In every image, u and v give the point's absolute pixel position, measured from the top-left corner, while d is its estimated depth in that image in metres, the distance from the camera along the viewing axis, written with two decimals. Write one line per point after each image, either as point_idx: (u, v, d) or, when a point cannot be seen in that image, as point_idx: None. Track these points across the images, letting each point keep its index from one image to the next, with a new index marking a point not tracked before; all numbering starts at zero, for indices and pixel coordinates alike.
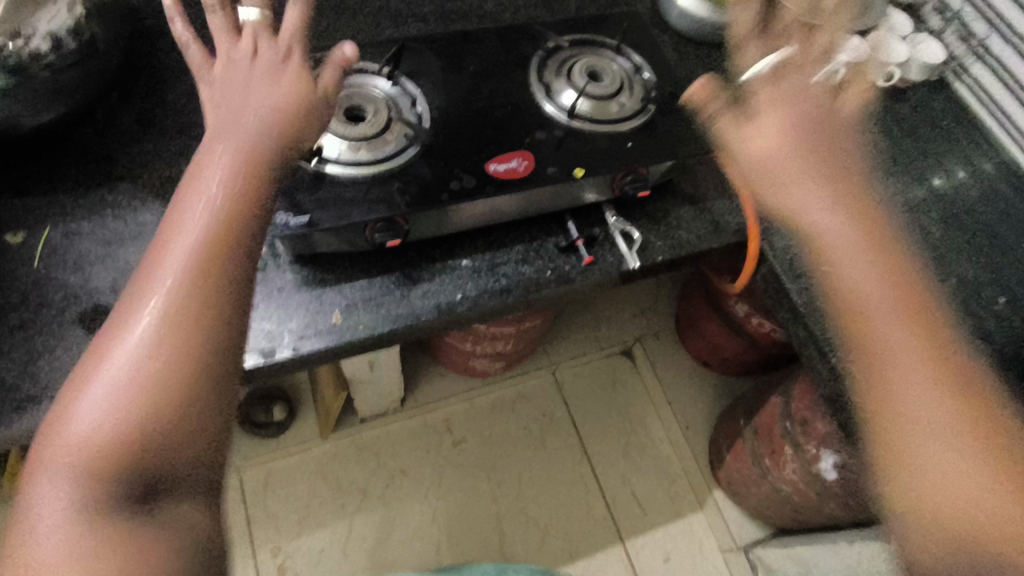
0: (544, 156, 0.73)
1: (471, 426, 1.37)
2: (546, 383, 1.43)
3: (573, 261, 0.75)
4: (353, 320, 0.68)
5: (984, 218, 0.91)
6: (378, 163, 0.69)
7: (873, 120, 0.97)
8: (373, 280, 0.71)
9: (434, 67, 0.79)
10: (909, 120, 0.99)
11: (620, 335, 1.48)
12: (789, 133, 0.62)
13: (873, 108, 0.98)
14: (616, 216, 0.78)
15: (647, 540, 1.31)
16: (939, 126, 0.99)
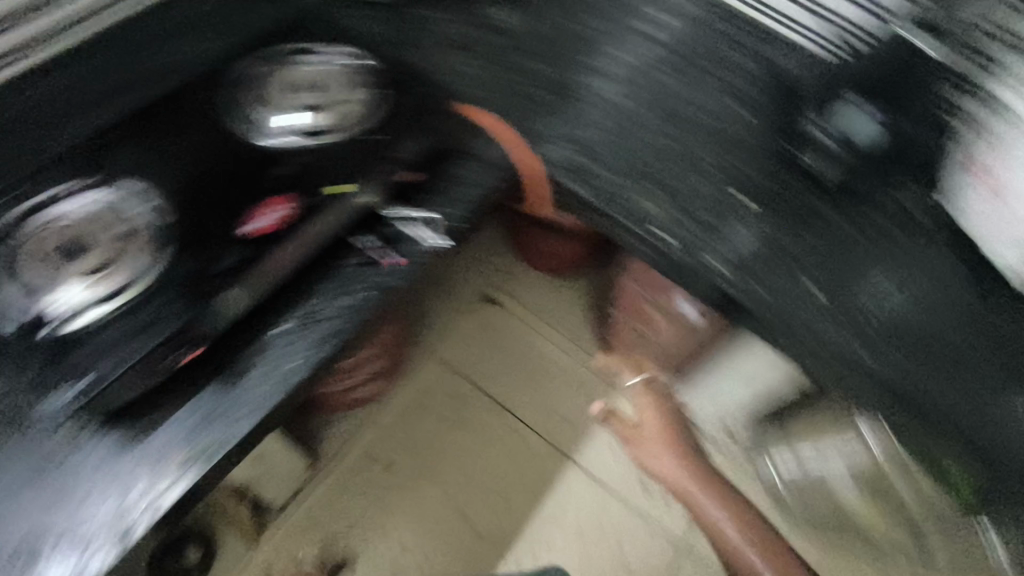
0: (303, 189, 0.72)
1: (383, 452, 1.15)
2: (438, 370, 1.21)
3: (385, 269, 0.70)
4: (202, 446, 0.59)
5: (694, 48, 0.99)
6: (125, 289, 0.64)
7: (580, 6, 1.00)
8: (194, 399, 0.61)
9: (141, 154, 0.73)
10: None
11: (483, 279, 1.27)
12: (664, 457, 1.10)
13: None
14: (398, 210, 0.73)
15: (593, 450, 1.25)
16: None
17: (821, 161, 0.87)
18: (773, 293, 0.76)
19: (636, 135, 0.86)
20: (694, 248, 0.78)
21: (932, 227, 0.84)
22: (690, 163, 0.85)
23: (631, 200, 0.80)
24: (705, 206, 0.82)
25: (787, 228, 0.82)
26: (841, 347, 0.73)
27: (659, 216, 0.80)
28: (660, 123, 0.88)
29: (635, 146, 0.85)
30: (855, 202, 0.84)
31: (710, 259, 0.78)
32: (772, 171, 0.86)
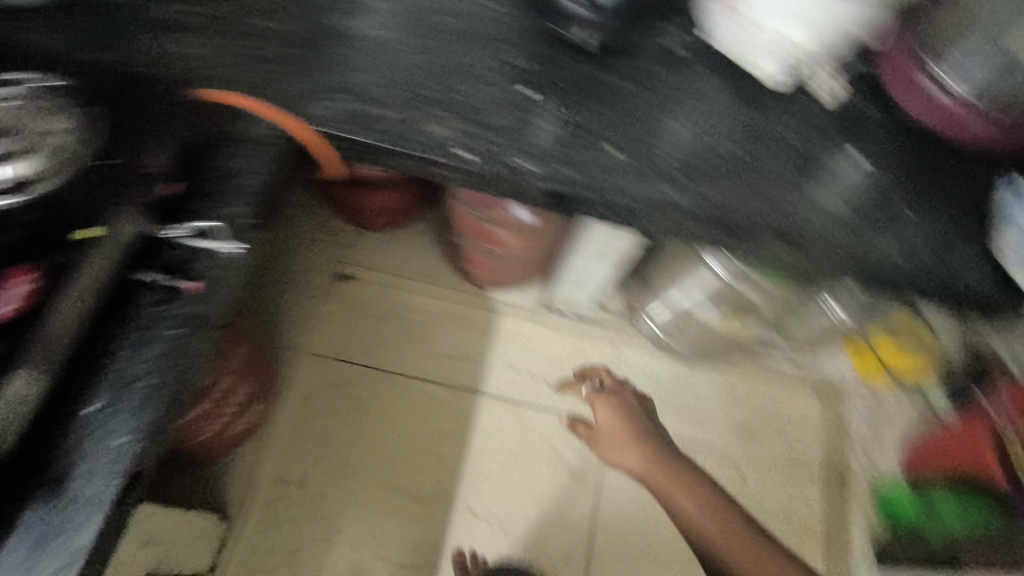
0: (43, 250, 0.59)
1: (309, 431, 1.33)
2: (310, 367, 1.37)
3: (185, 298, 0.63)
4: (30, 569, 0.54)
5: None
6: None
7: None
8: (34, 519, 0.55)
9: None
10: None
11: (322, 267, 1.43)
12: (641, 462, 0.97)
13: None
14: (176, 227, 0.66)
15: (499, 380, 1.41)
16: None
17: (555, 69, 0.80)
18: (596, 190, 0.74)
19: (414, 55, 0.78)
20: (505, 151, 0.74)
21: (734, 165, 0.77)
22: (474, 77, 0.78)
23: (425, 129, 0.73)
24: (504, 126, 0.75)
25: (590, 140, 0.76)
26: (681, 207, 0.74)
27: (449, 134, 0.74)
28: (424, 40, 0.79)
29: (417, 64, 0.77)
30: (637, 97, 0.80)
31: (526, 165, 0.73)
32: (531, 72, 0.79)
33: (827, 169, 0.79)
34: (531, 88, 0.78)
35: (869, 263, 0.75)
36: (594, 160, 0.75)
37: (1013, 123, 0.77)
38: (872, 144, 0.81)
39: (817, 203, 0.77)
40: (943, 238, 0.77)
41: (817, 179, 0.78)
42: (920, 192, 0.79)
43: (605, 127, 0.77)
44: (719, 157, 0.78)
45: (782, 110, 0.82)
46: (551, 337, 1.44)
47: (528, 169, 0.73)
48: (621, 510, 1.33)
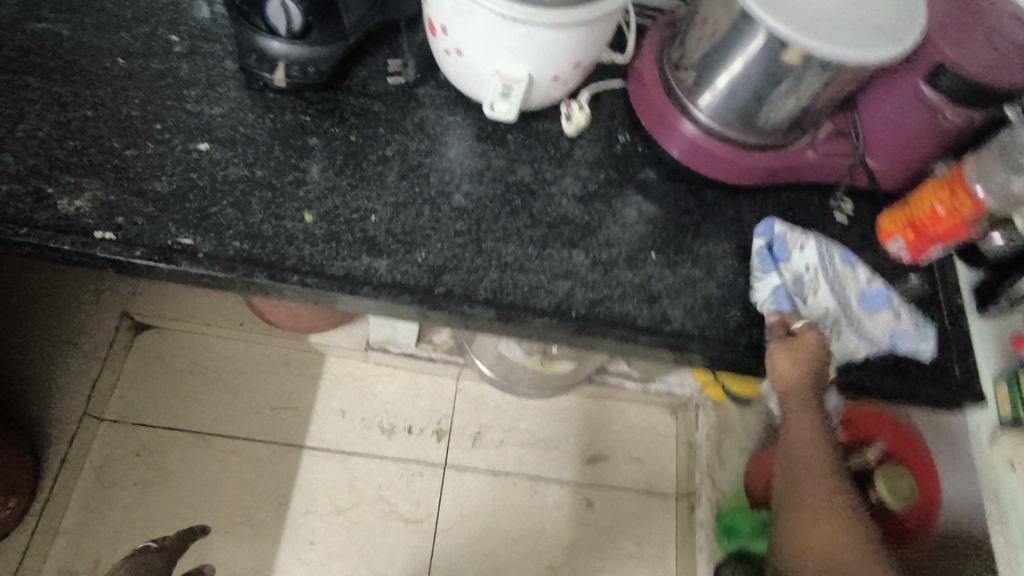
0: None
1: (100, 511, 1.16)
2: (103, 435, 1.20)
3: None
4: None
5: None
6: None
7: None
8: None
9: None
10: None
11: (105, 319, 1.19)
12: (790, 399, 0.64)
13: None
14: None
15: (324, 428, 1.28)
16: None
17: (243, 118, 0.66)
18: (278, 267, 0.60)
19: (57, 111, 0.63)
20: (158, 228, 0.59)
21: (462, 222, 0.66)
22: (138, 134, 0.63)
23: (50, 205, 0.59)
24: (163, 198, 0.61)
25: (280, 206, 0.63)
26: (387, 278, 0.61)
27: (91, 211, 0.59)
28: (69, 88, 0.64)
29: (57, 123, 0.62)
30: (350, 146, 0.67)
31: (184, 242, 0.59)
32: (213, 123, 0.65)
33: (574, 218, 0.69)
34: (210, 144, 0.64)
35: (618, 330, 0.64)
36: (284, 231, 0.62)
37: (766, 162, 0.69)
38: (628, 180, 0.72)
39: (558, 260, 0.66)
40: (712, 292, 0.68)
41: (561, 232, 0.67)
42: (681, 237, 0.70)
43: (305, 188, 0.64)
44: (443, 212, 0.66)
45: (524, 150, 0.71)
46: (381, 377, 1.33)
47: (188, 246, 0.59)
48: (461, 564, 1.24)
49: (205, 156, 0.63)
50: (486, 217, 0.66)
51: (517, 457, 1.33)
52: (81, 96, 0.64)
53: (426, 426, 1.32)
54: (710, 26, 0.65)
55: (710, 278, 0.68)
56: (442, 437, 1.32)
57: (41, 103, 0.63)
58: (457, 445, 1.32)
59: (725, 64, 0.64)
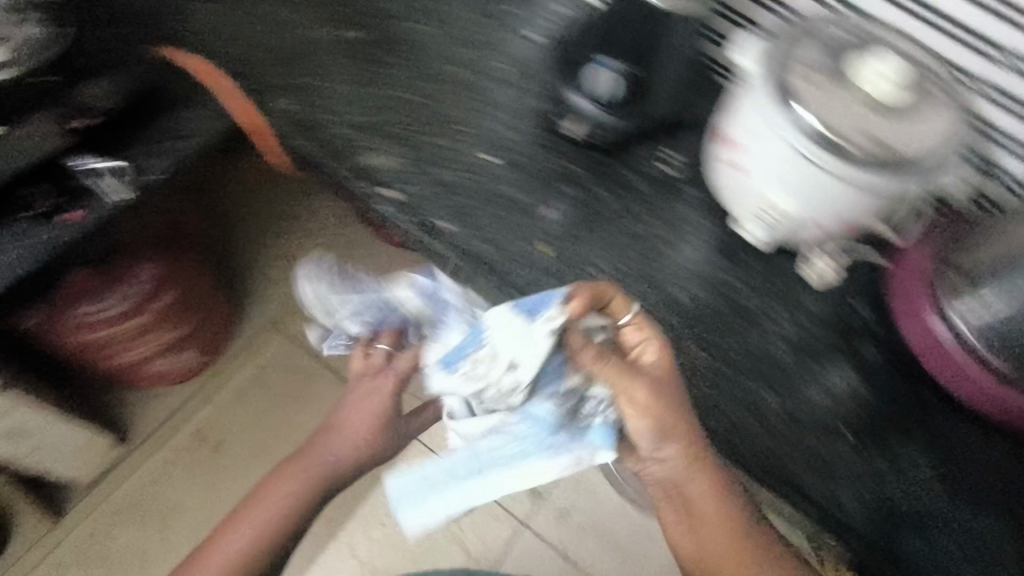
0: None
1: (247, 401, 1.27)
2: (281, 342, 1.31)
3: (57, 223, 0.63)
4: None
5: (504, 18, 0.83)
6: None
7: None
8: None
9: None
10: None
11: (325, 255, 1.35)
12: (680, 464, 0.58)
13: None
14: (90, 158, 0.66)
15: None
16: None
17: (527, 149, 0.75)
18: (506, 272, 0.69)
19: (401, 90, 0.77)
20: (429, 209, 0.70)
21: (674, 314, 0.69)
22: (448, 131, 0.75)
23: (364, 156, 0.72)
24: (443, 186, 0.72)
25: (527, 231, 0.71)
26: None
27: (388, 171, 0.71)
28: (416, 75, 0.78)
29: (397, 100, 0.76)
30: (605, 207, 0.73)
31: (445, 225, 0.70)
32: (506, 143, 0.75)
33: (779, 360, 0.67)
34: (500, 160, 0.74)
35: (772, 479, 0.63)
36: (519, 252, 0.69)
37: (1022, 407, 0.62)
38: (846, 348, 0.69)
39: (749, 391, 0.66)
40: (898, 501, 0.61)
41: (761, 367, 0.67)
42: (886, 429, 0.65)
43: (551, 226, 0.71)
44: (657, 298, 0.69)
45: (754, 275, 0.72)
46: None
47: (445, 230, 0.70)
48: None
49: (489, 170, 0.74)
50: (694, 318, 0.69)
51: (595, 555, 1.27)
52: (422, 87, 0.77)
53: None
54: (1011, 240, 0.63)
55: (901, 486, 0.62)
56: (535, 496, 1.30)
57: (392, 80, 0.77)
58: (546, 512, 1.29)
59: (1009, 281, 0.61)
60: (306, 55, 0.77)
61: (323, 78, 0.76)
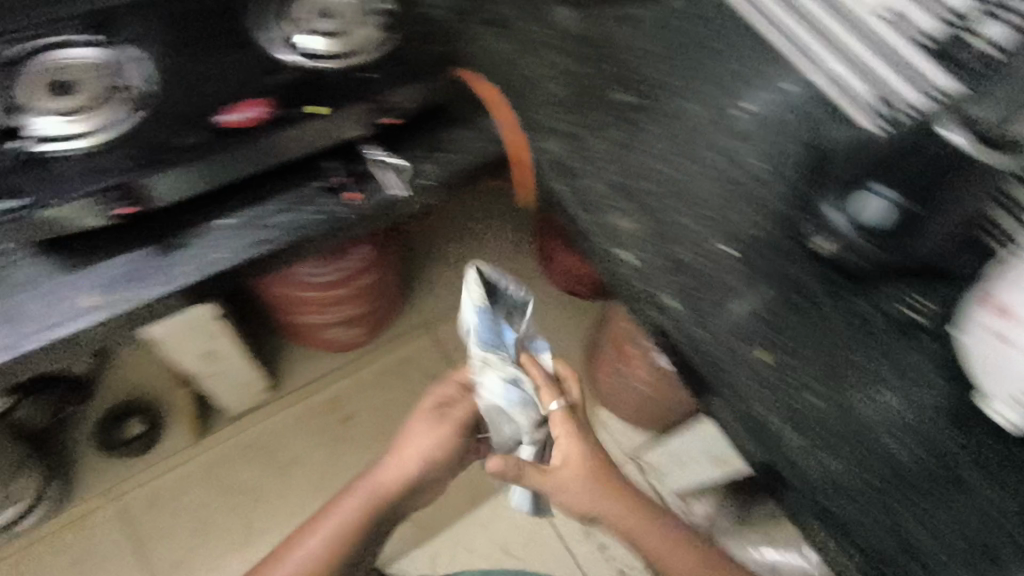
0: (281, 100, 0.64)
1: (380, 390, 1.32)
2: (425, 345, 1.36)
3: (339, 200, 0.67)
4: (112, 299, 0.59)
5: (765, 117, 0.83)
6: (102, 131, 0.59)
7: (553, 32, 0.88)
8: (130, 255, 0.61)
9: (156, 35, 0.67)
10: (589, 33, 0.89)
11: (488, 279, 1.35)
12: (611, 514, 0.65)
13: (558, 19, 0.89)
14: (378, 151, 0.71)
15: None
16: (630, 46, 0.89)
17: (767, 249, 0.73)
18: (716, 361, 0.65)
19: (654, 161, 0.77)
20: (656, 282, 0.69)
21: (882, 470, 0.62)
22: (692, 211, 0.74)
23: (605, 214, 0.73)
24: (677, 261, 0.70)
25: (751, 328, 0.68)
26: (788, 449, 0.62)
27: (629, 234, 0.72)
28: (671, 151, 0.78)
29: (647, 170, 0.77)
30: (835, 332, 0.69)
31: (671, 303, 0.68)
32: (748, 241, 0.73)
33: (1005, 560, 0.58)
34: (738, 254, 0.72)
35: None
36: (738, 355, 0.66)
37: None
38: None
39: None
40: None
41: (981, 562, 0.58)
42: None
43: (776, 333, 0.68)
44: (868, 448, 0.63)
45: (994, 457, 0.63)
46: None
47: (667, 305, 0.68)
48: None
49: (724, 259, 0.71)
50: (909, 485, 0.61)
51: None
52: (675, 164, 0.78)
53: (617, 558, 1.26)
54: None
55: None
56: None
57: (646, 150, 0.78)
58: None
59: None
60: (574, 107, 0.80)
61: (586, 131, 0.79)
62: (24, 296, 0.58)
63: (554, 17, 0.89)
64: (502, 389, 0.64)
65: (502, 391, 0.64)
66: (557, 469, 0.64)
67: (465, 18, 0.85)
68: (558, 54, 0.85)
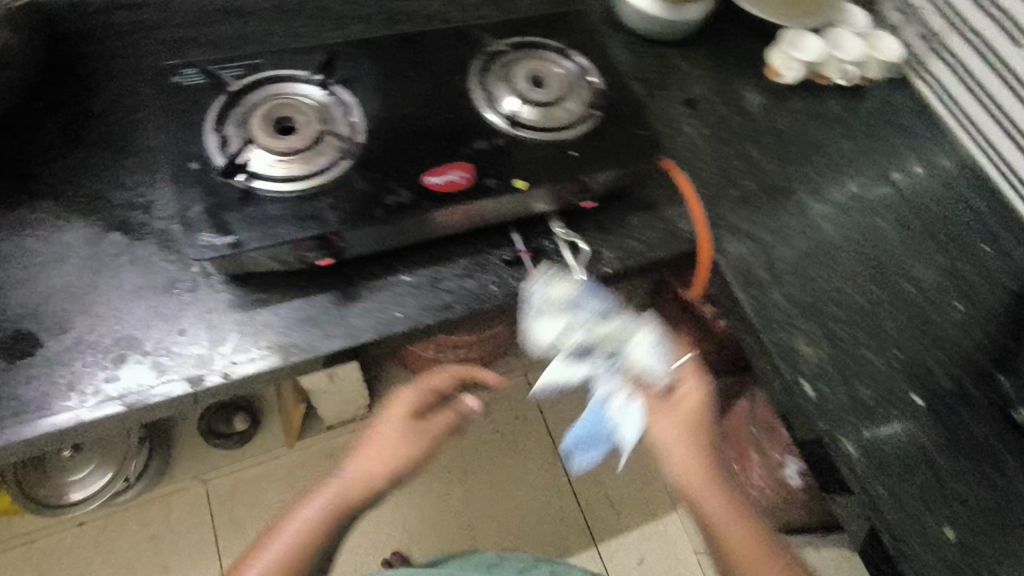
0: (487, 168, 0.63)
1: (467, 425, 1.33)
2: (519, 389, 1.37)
3: (518, 274, 0.66)
4: (289, 342, 0.59)
5: (959, 258, 0.78)
6: (312, 179, 0.58)
7: (746, 119, 0.83)
8: (310, 298, 0.61)
9: (368, 76, 0.65)
10: (782, 125, 0.84)
11: None
12: (689, 448, 0.60)
13: (752, 104, 0.84)
14: (564, 228, 0.68)
15: (619, 544, 1.27)
16: (824, 147, 0.83)
17: (954, 408, 0.68)
18: (895, 524, 0.61)
19: (840, 285, 0.73)
20: (834, 425, 0.64)
21: None
22: (876, 349, 0.70)
23: (787, 335, 0.68)
24: (857, 403, 0.66)
25: (932, 493, 0.63)
26: None
27: (812, 363, 0.67)
28: (858, 277, 0.74)
29: (832, 292, 0.72)
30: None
31: (849, 447, 0.64)
32: (937, 392, 0.68)
33: None
34: (923, 404, 0.68)
35: None
36: (920, 523, 0.61)
37: None
38: None
39: None
40: None
41: None
42: None
43: (959, 505, 0.63)
44: None
45: None
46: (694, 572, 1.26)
47: (844, 451, 0.63)
48: None
49: (906, 410, 0.67)
50: None
51: None
52: (861, 293, 0.73)
53: None
54: None
55: None
56: None
57: (832, 270, 0.74)
58: None
59: None
60: (761, 209, 0.76)
61: (772, 237, 0.74)
62: (211, 326, 0.59)
63: (747, 103, 0.84)
64: (650, 344, 0.63)
65: (652, 348, 0.63)
66: (674, 397, 0.62)
67: (657, 93, 0.82)
68: (749, 146, 0.81)
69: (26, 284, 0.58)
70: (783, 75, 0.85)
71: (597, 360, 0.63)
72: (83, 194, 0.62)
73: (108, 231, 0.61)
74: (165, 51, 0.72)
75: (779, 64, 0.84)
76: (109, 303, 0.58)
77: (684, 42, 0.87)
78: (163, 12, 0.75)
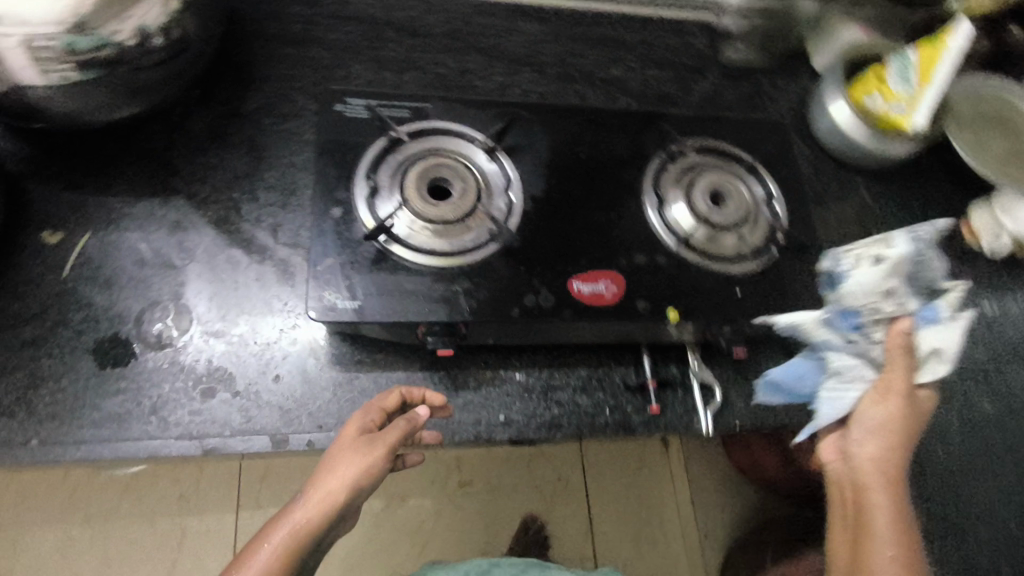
0: (640, 285, 0.55)
1: (504, 473, 1.20)
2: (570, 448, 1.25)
3: (637, 403, 0.58)
4: None
5: None
6: (451, 257, 0.53)
7: None
8: (411, 375, 0.56)
9: (538, 152, 0.59)
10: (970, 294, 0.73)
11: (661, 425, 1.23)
12: (893, 447, 0.49)
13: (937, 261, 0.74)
14: (699, 363, 0.60)
15: None
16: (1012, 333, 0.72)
17: None
18: None
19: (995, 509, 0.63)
20: None
21: None
22: None
23: None
24: None
25: None
26: None
27: None
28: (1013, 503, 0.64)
29: (980, 516, 0.63)
30: None
31: None
32: None
33: None
34: None
35: None
36: None
37: None
38: None
39: None
40: None
41: None
42: None
43: None
44: None
45: None
46: None
47: None
48: None
49: None
50: None
51: None
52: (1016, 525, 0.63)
53: None
54: None
55: None
56: None
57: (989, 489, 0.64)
58: None
59: None
60: None
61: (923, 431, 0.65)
62: (306, 381, 0.54)
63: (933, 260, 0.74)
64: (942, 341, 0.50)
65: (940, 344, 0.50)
66: (916, 398, 0.51)
67: (835, 225, 0.72)
68: None
69: (139, 284, 0.54)
70: (983, 240, 0.73)
71: (881, 320, 0.52)
72: (216, 199, 0.59)
73: (230, 244, 0.57)
74: (328, 58, 0.68)
75: (980, 227, 0.73)
76: (213, 327, 0.54)
77: (875, 174, 0.77)
78: (337, 16, 0.71)
